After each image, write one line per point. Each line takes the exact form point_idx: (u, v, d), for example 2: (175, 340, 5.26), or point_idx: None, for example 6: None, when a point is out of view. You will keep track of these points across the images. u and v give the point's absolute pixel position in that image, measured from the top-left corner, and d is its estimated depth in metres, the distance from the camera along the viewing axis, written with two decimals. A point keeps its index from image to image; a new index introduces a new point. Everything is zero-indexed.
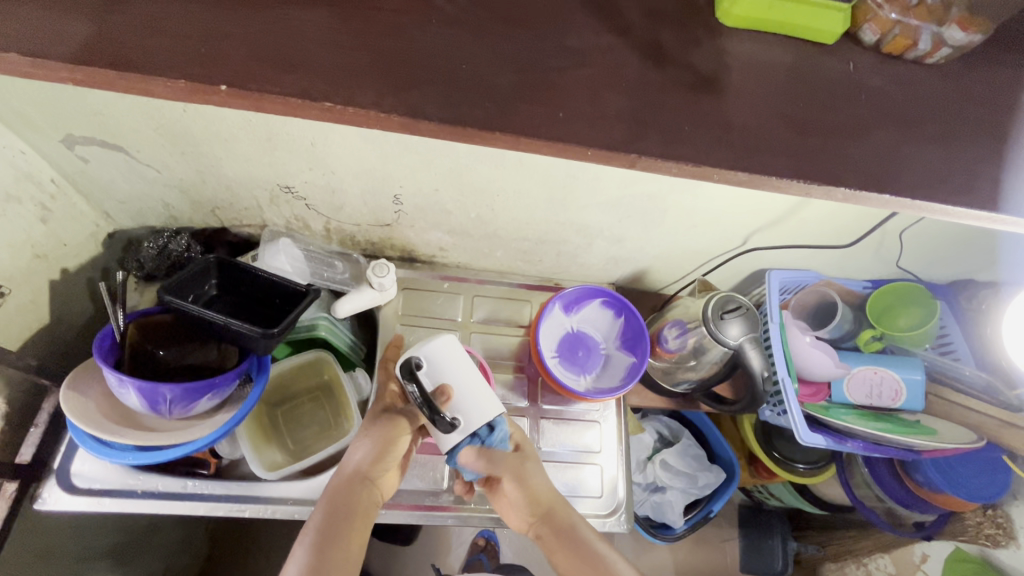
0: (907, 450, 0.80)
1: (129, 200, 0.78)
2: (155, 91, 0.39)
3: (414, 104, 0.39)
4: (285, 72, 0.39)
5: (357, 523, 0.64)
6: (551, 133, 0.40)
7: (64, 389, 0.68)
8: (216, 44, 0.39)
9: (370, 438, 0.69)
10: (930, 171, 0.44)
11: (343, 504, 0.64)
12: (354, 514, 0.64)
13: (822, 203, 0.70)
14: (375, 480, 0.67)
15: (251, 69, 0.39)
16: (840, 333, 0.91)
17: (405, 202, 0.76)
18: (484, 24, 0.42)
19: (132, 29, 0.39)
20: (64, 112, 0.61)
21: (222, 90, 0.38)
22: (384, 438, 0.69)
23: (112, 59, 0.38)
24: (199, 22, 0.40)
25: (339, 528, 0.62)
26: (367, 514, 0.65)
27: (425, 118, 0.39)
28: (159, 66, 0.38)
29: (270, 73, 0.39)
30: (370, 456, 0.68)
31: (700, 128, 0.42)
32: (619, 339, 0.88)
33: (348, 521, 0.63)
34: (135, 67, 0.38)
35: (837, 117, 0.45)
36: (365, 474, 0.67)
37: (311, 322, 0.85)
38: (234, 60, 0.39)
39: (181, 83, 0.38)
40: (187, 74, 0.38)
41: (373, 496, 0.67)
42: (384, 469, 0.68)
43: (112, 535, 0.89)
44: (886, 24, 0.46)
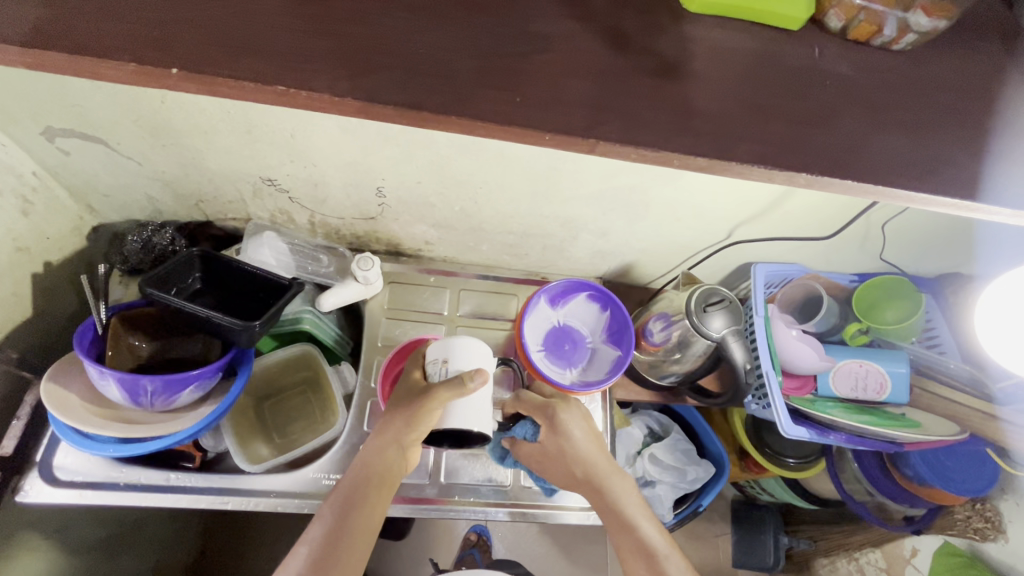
0: (889, 441, 0.81)
1: (113, 192, 0.78)
2: (108, 74, 0.38)
3: (370, 88, 0.39)
4: (240, 57, 0.39)
5: (381, 495, 0.65)
6: (511, 118, 0.40)
7: (44, 379, 0.68)
8: (168, 28, 0.39)
9: (408, 406, 0.66)
10: (896, 158, 0.44)
11: (373, 470, 0.66)
12: (380, 486, 0.65)
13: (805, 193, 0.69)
14: (404, 452, 0.67)
15: (205, 53, 0.38)
16: (824, 328, 0.92)
17: (389, 194, 0.75)
18: (447, 10, 0.42)
19: (85, 12, 0.39)
20: (39, 102, 0.61)
21: (174, 73, 0.38)
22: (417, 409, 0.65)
23: (64, 42, 0.38)
24: (152, 6, 0.40)
25: (364, 500, 0.64)
26: (394, 483, 0.67)
27: (380, 102, 0.39)
28: (116, 51, 0.38)
29: (225, 58, 0.38)
30: (403, 427, 0.66)
31: (661, 113, 0.42)
32: (605, 332, 0.88)
33: (375, 490, 0.65)
34: (83, 49, 0.37)
35: (802, 103, 0.45)
36: (397, 445, 0.66)
37: (295, 316, 0.84)
38: (186, 44, 0.39)
39: (132, 67, 0.38)
40: (139, 58, 0.38)
41: (398, 467, 0.67)
42: (417, 441, 0.67)
43: (101, 528, 0.89)
44: (851, 11, 0.46)
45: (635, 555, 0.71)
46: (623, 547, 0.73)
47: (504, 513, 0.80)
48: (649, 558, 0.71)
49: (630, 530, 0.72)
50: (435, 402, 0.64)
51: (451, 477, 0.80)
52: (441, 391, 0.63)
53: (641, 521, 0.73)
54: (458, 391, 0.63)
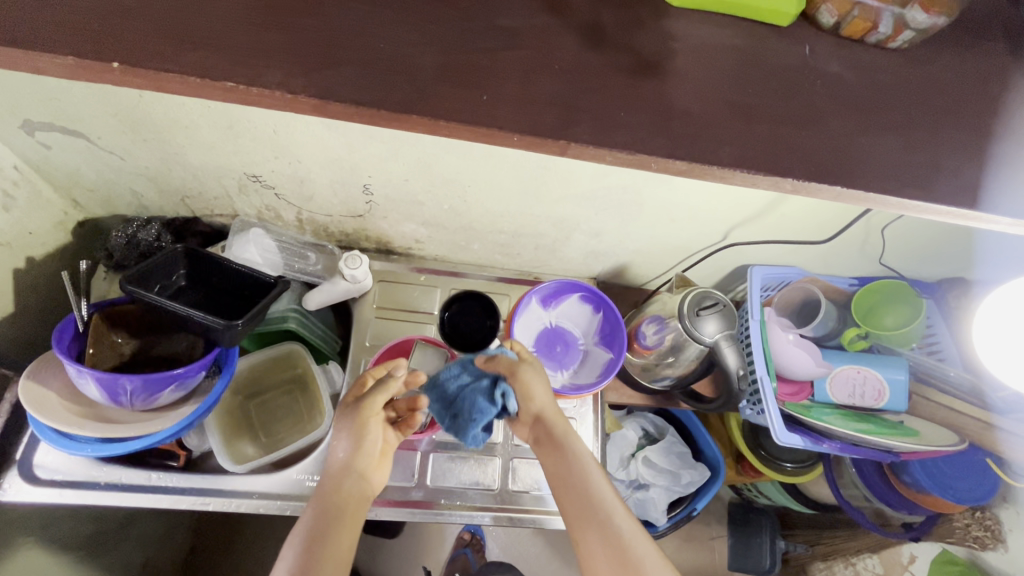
0: (885, 451, 0.78)
1: (96, 187, 0.77)
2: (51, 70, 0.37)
3: (330, 86, 0.38)
4: (198, 55, 0.38)
5: (348, 519, 0.61)
6: (478, 118, 0.39)
7: (22, 378, 0.67)
8: (121, 25, 0.38)
9: (348, 427, 0.65)
10: (890, 163, 0.42)
11: (331, 502, 0.61)
12: (342, 512, 0.61)
13: (798, 198, 0.67)
14: (360, 473, 0.64)
15: (159, 52, 0.38)
16: (823, 332, 0.89)
17: (376, 192, 0.74)
18: (418, 4, 0.41)
19: (31, 7, 0.38)
20: (11, 96, 0.59)
21: (116, 68, 0.37)
22: (356, 426, 0.64)
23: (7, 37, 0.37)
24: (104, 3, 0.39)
25: (328, 527, 0.60)
26: (358, 511, 0.62)
27: (338, 101, 0.38)
28: (68, 45, 0.37)
29: (184, 56, 0.38)
30: (349, 449, 0.64)
31: (638, 113, 0.40)
32: (597, 334, 0.86)
33: (337, 520, 0.60)
34: (21, 44, 0.37)
35: (790, 105, 0.43)
36: (348, 467, 0.64)
37: (281, 315, 0.84)
38: (138, 43, 0.38)
39: (71, 61, 0.37)
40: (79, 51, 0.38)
41: (363, 489, 0.64)
42: (367, 459, 0.65)
43: (88, 525, 0.88)
44: (844, 6, 0.44)
45: (589, 529, 0.63)
46: (588, 539, 0.63)
47: (490, 517, 0.78)
48: (604, 531, 0.62)
49: (584, 500, 0.64)
50: (371, 404, 0.65)
51: (437, 480, 0.79)
52: (374, 393, 0.65)
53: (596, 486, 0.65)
54: (386, 387, 0.65)
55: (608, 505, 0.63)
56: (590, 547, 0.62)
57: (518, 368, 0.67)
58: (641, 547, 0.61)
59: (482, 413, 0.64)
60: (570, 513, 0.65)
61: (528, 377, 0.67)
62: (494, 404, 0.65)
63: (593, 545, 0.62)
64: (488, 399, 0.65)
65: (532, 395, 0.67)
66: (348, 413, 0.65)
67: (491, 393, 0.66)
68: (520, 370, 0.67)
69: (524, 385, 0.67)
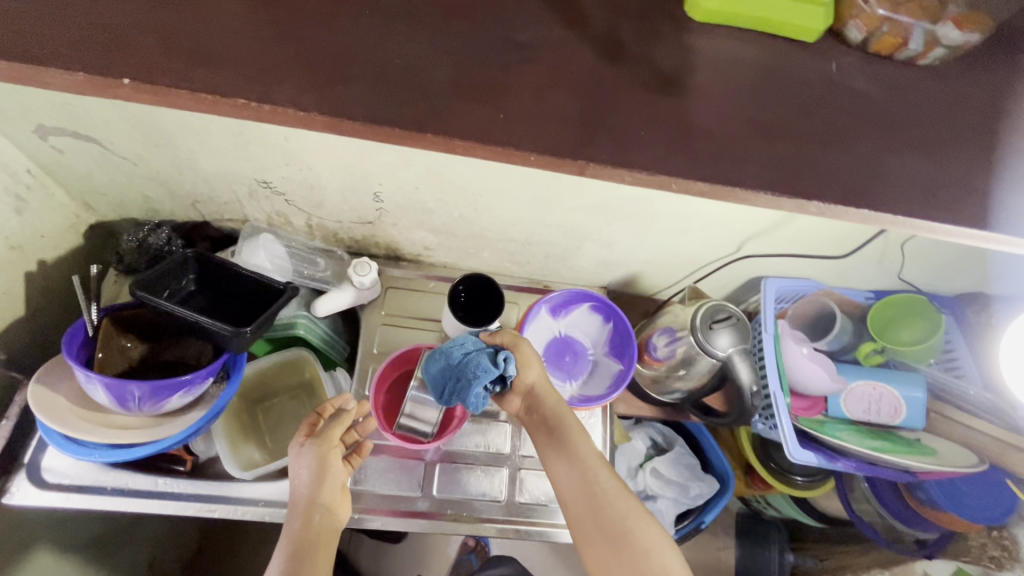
0: (901, 471, 0.77)
1: (108, 191, 0.77)
2: (70, 84, 0.38)
3: (346, 102, 0.38)
4: (217, 70, 0.38)
5: (322, 551, 0.61)
6: (492, 135, 0.39)
7: (32, 382, 0.67)
8: (140, 40, 0.39)
9: (307, 462, 0.65)
10: (918, 184, 0.42)
11: (301, 538, 0.60)
12: (315, 546, 0.60)
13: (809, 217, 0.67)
14: (327, 506, 0.63)
15: (176, 68, 0.38)
16: (838, 346, 0.87)
17: (386, 200, 0.73)
18: (438, 20, 0.42)
19: (53, 22, 0.39)
20: (26, 103, 0.59)
21: (127, 83, 0.37)
22: (318, 460, 0.64)
23: (26, 53, 0.37)
24: (123, 18, 0.40)
25: (303, 562, 0.59)
26: (329, 544, 0.62)
27: (352, 117, 0.38)
28: (87, 61, 0.37)
29: (203, 71, 0.38)
30: (311, 482, 0.64)
31: (657, 132, 0.41)
32: (607, 345, 0.85)
33: (311, 554, 0.60)
34: (38, 59, 0.37)
35: (814, 123, 0.43)
36: (314, 501, 0.63)
37: (289, 320, 0.83)
38: (155, 57, 0.38)
39: (84, 75, 0.37)
40: (89, 66, 0.38)
41: (332, 522, 0.63)
42: (333, 490, 0.64)
43: (93, 528, 0.88)
44: (874, 21, 0.44)
45: (576, 488, 0.67)
46: (590, 539, 0.64)
47: (497, 530, 0.77)
48: (598, 510, 0.64)
49: (571, 460, 0.68)
50: (329, 437, 0.66)
51: (443, 491, 0.78)
52: (330, 426, 0.67)
53: (580, 448, 0.68)
54: (341, 419, 0.68)
55: (591, 465, 0.67)
56: (593, 546, 0.64)
57: (520, 342, 0.71)
58: (623, 505, 0.64)
59: (483, 370, 0.66)
60: (557, 471, 0.69)
61: (528, 351, 0.71)
62: (495, 366, 0.67)
63: (596, 543, 0.64)
64: (490, 360, 0.67)
65: (530, 365, 0.71)
66: (305, 449, 0.66)
67: (493, 357, 0.68)
68: (522, 342, 0.71)
69: (524, 355, 0.70)
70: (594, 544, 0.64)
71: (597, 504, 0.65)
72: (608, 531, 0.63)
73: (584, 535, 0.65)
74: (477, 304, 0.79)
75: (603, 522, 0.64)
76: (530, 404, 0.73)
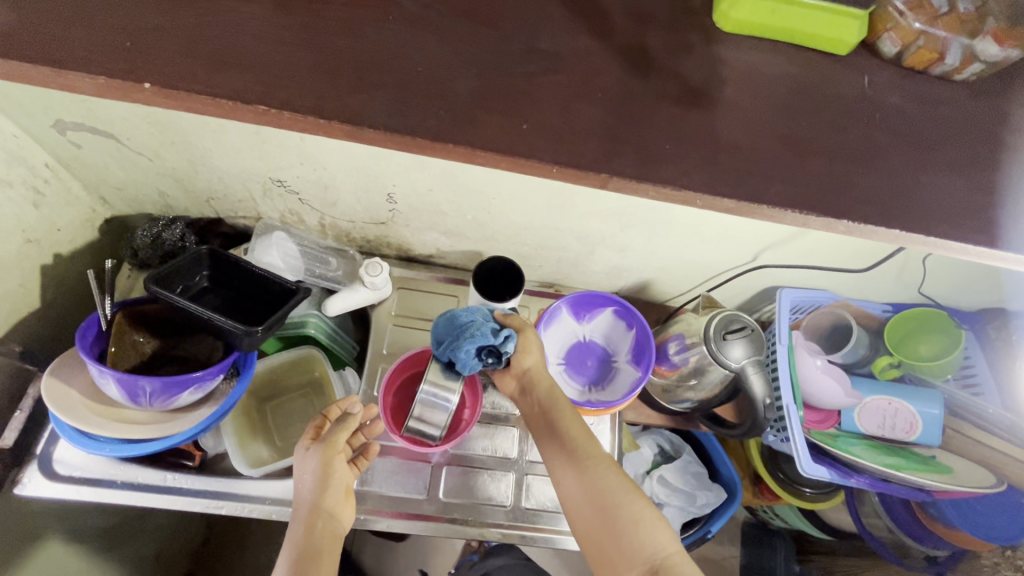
0: (914, 488, 0.75)
1: (124, 186, 0.77)
2: (93, 87, 0.38)
3: (366, 108, 0.38)
4: (240, 75, 0.38)
5: (326, 556, 0.61)
6: (514, 145, 0.39)
7: (46, 375, 0.68)
8: (161, 42, 0.39)
9: (311, 467, 0.65)
10: (949, 205, 0.41)
11: (304, 543, 0.60)
12: (320, 552, 0.60)
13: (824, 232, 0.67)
14: (329, 511, 0.63)
15: (198, 72, 0.38)
16: (852, 358, 0.86)
17: (399, 201, 0.73)
18: (461, 27, 0.41)
19: (77, 24, 0.39)
20: (48, 99, 0.59)
21: (148, 87, 0.37)
22: (322, 464, 0.65)
23: (51, 55, 0.37)
24: (144, 19, 0.39)
25: (306, 565, 0.59)
26: (332, 550, 0.62)
27: (372, 125, 0.38)
28: (110, 64, 0.38)
29: (225, 75, 0.38)
30: (315, 487, 0.64)
31: (683, 145, 0.40)
32: (630, 352, 0.83)
33: (314, 559, 0.60)
34: (62, 61, 0.37)
35: (843, 139, 0.42)
36: (317, 507, 0.63)
37: (301, 319, 0.83)
38: (176, 60, 0.38)
39: (107, 77, 0.37)
40: (112, 69, 0.38)
41: (335, 528, 0.63)
42: (336, 496, 0.64)
43: (102, 519, 0.89)
44: (908, 35, 0.43)
45: (569, 470, 0.67)
46: (596, 535, 0.63)
47: (502, 535, 0.77)
48: (604, 506, 0.63)
49: (562, 444, 0.68)
50: (332, 443, 0.65)
51: (449, 494, 0.78)
52: (333, 431, 0.67)
53: (570, 430, 0.68)
54: (346, 424, 0.67)
55: (580, 446, 0.67)
56: (599, 541, 0.63)
57: (527, 328, 0.73)
58: (628, 503, 0.63)
59: (482, 335, 0.67)
60: (550, 457, 0.69)
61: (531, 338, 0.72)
62: (495, 338, 0.68)
63: (603, 540, 0.63)
64: (493, 331, 0.68)
65: (530, 350, 0.72)
66: (309, 454, 0.66)
67: (496, 330, 0.69)
68: (528, 329, 0.72)
69: (525, 340, 0.71)
70: (602, 540, 0.63)
71: (591, 480, 0.65)
72: (603, 510, 0.63)
73: (590, 531, 0.64)
74: (500, 286, 0.78)
75: (608, 517, 0.63)
76: (524, 387, 0.74)
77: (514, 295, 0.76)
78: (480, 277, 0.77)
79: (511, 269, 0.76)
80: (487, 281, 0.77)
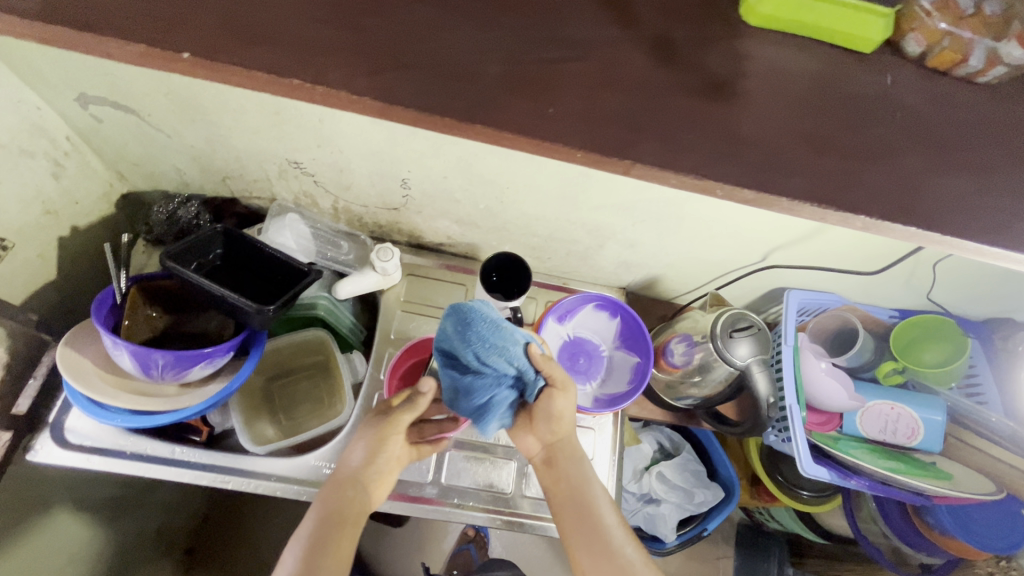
0: (915, 493, 0.76)
1: (142, 162, 0.78)
2: (134, 53, 0.39)
3: (396, 87, 0.39)
4: (270, 48, 0.39)
5: (350, 525, 0.60)
6: (535, 130, 0.39)
7: (60, 347, 0.69)
8: (197, 14, 0.39)
9: (366, 441, 0.67)
10: (966, 206, 0.41)
11: (334, 509, 0.61)
12: (347, 519, 0.60)
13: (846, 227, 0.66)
14: (365, 485, 0.64)
15: (231, 43, 0.39)
16: (858, 363, 0.86)
17: (413, 187, 0.73)
18: (486, 10, 0.42)
19: None
20: (73, 71, 0.60)
21: (178, 57, 0.38)
22: (377, 440, 0.66)
23: (93, 18, 0.38)
24: None
25: (332, 530, 0.59)
26: (358, 521, 0.61)
27: (398, 105, 0.38)
28: (145, 32, 0.38)
29: (257, 48, 0.39)
30: (363, 460, 0.66)
31: (702, 136, 0.41)
32: (617, 339, 0.86)
33: (342, 525, 0.60)
34: (105, 28, 0.38)
35: (863, 136, 0.42)
36: (357, 477, 0.64)
37: (310, 301, 0.84)
38: (211, 32, 0.39)
39: (143, 47, 0.38)
40: (149, 38, 0.39)
41: (365, 502, 0.64)
42: (377, 473, 0.66)
43: (109, 490, 0.90)
44: (933, 35, 0.43)
45: (598, 560, 0.64)
46: None
47: (500, 521, 0.78)
48: None
49: (595, 529, 0.66)
50: (395, 422, 0.67)
51: (451, 478, 0.79)
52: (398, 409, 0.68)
53: (609, 520, 0.67)
54: (413, 406, 0.68)
55: (618, 538, 0.65)
56: None
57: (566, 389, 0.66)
58: None
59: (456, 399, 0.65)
60: (575, 541, 0.66)
61: (564, 407, 0.67)
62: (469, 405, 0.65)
63: None
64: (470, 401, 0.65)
65: (563, 421, 0.69)
66: (370, 425, 0.68)
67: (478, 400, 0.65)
68: (569, 391, 0.66)
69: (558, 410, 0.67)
70: None
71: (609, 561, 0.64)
72: None
73: None
74: (509, 283, 0.79)
75: None
76: (550, 458, 0.72)
77: (522, 292, 0.77)
78: (488, 270, 0.79)
79: (516, 264, 0.77)
80: (494, 277, 0.79)
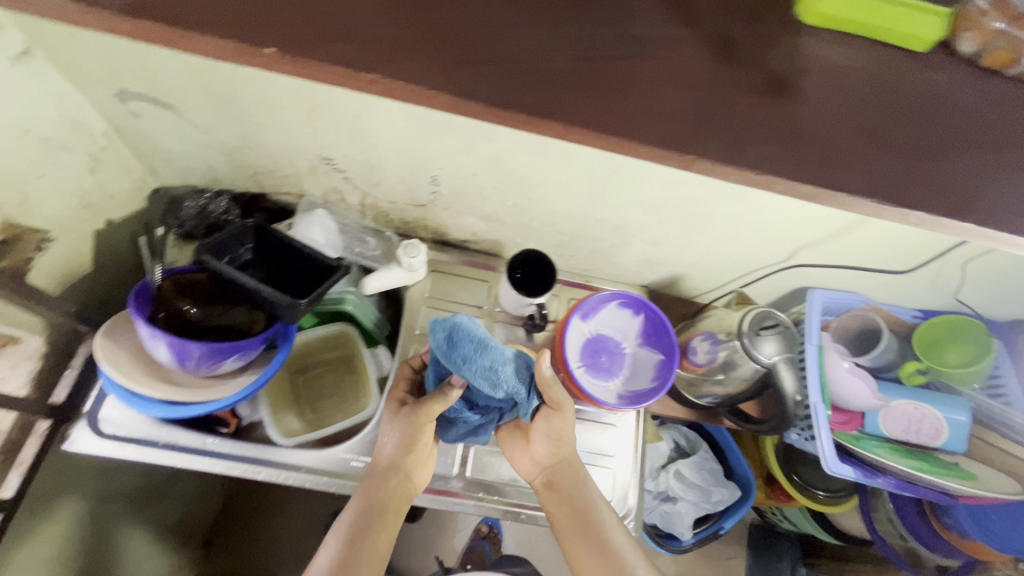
0: (939, 492, 0.76)
1: (175, 157, 0.79)
2: (195, 47, 0.40)
3: (448, 82, 0.39)
4: (327, 43, 0.40)
5: (390, 513, 0.66)
6: (584, 125, 0.40)
7: (98, 337, 0.70)
8: (254, 9, 0.40)
9: (399, 433, 0.69)
10: (1017, 203, 0.42)
11: (375, 498, 0.66)
12: (387, 509, 0.66)
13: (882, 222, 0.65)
14: (404, 473, 0.68)
15: (287, 38, 0.40)
16: (881, 363, 0.86)
17: (443, 183, 0.74)
18: (536, 7, 0.42)
19: None
20: (116, 66, 0.61)
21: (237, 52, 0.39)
22: (411, 430, 0.69)
23: (158, 12, 0.39)
24: None
25: (373, 519, 0.65)
26: (400, 507, 0.67)
27: (451, 99, 0.39)
28: (204, 26, 0.39)
29: (313, 43, 0.40)
30: (398, 448, 0.69)
31: (748, 133, 0.41)
32: (639, 336, 0.86)
33: (383, 514, 0.65)
34: (165, 22, 0.39)
35: (918, 134, 0.43)
36: (396, 466, 0.68)
37: (338, 295, 0.86)
38: (268, 26, 0.40)
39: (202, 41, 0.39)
40: (208, 32, 0.39)
41: (406, 487, 0.68)
42: (416, 460, 0.70)
43: (135, 479, 0.92)
44: (988, 34, 0.44)
45: None
46: None
47: (525, 514, 0.78)
48: None
49: (605, 550, 0.67)
50: (425, 414, 0.68)
51: (475, 473, 0.79)
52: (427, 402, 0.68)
53: (615, 541, 0.68)
54: (443, 398, 0.68)
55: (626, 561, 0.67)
56: None
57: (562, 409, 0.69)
58: None
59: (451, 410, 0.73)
60: (584, 561, 0.68)
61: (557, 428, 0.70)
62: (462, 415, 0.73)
63: None
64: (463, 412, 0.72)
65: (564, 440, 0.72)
66: (404, 414, 0.70)
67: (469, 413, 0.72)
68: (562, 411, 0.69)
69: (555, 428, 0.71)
70: None
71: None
72: None
73: None
74: (534, 279, 0.80)
75: None
76: (551, 481, 0.73)
77: (547, 288, 0.78)
78: (514, 267, 0.80)
79: (541, 261, 0.78)
80: (520, 274, 0.80)
